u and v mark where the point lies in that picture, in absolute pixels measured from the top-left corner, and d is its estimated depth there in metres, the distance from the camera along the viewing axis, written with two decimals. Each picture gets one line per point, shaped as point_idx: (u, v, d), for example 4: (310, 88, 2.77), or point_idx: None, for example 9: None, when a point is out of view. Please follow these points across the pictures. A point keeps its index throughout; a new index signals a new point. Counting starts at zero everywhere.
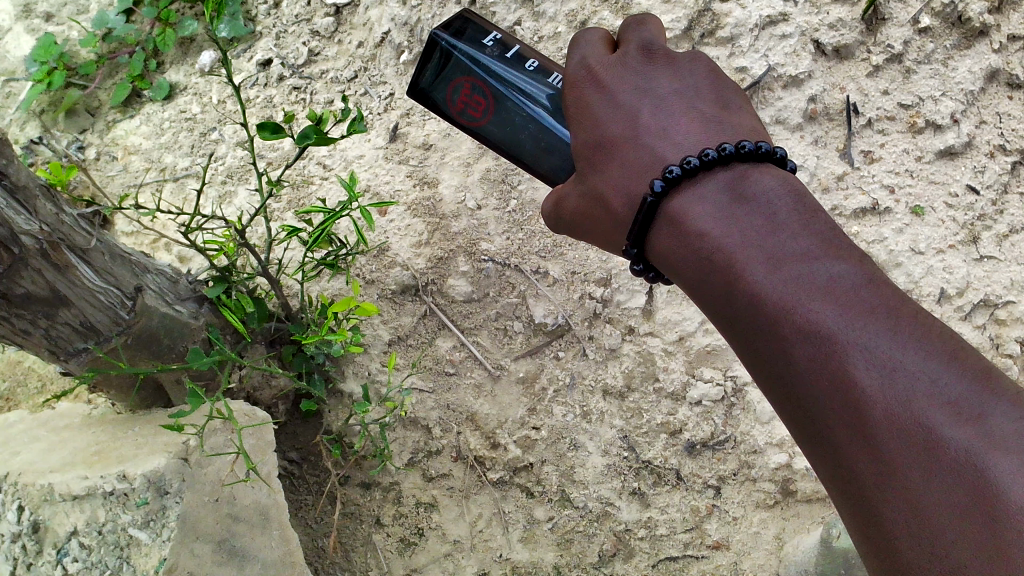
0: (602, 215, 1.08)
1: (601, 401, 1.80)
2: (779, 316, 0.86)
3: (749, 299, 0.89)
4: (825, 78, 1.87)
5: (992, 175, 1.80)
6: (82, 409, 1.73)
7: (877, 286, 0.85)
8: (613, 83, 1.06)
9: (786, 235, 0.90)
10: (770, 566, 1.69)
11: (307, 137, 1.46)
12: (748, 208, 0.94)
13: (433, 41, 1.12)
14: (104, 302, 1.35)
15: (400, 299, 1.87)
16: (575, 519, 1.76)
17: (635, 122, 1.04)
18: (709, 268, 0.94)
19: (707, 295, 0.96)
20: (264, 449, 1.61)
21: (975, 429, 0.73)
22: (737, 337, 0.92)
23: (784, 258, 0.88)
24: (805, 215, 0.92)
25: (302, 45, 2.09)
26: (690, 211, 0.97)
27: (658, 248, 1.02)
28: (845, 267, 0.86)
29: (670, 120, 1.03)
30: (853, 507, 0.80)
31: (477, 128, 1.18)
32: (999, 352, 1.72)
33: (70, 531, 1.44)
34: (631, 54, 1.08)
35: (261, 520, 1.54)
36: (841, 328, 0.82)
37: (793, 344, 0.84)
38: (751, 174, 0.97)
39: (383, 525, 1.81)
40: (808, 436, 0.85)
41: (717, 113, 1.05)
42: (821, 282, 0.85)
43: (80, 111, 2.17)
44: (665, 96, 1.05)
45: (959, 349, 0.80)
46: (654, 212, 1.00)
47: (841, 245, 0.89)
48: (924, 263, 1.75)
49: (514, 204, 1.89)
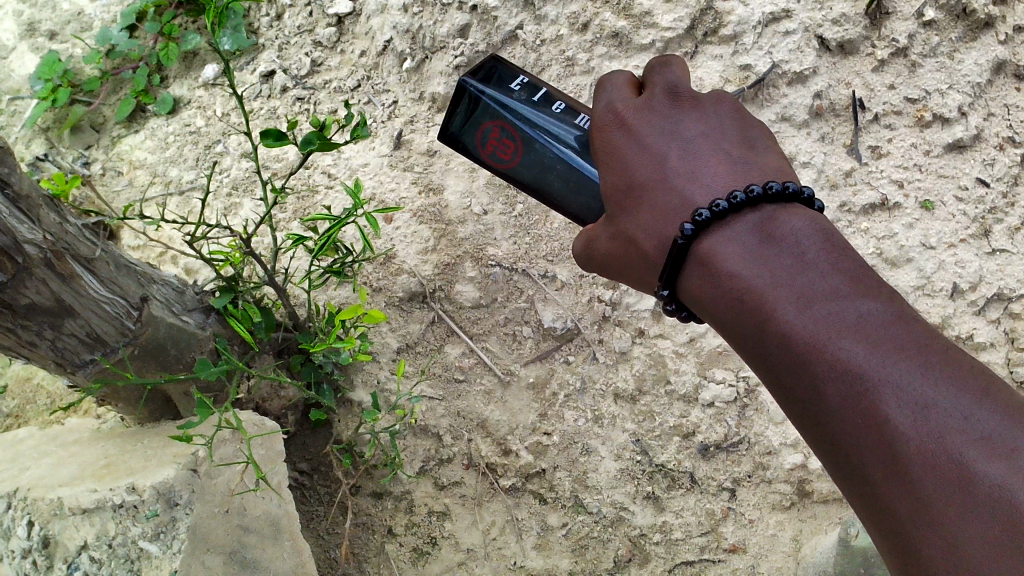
0: (634, 255, 1.05)
1: (613, 405, 1.78)
2: (809, 355, 0.85)
3: (778, 337, 0.88)
4: (830, 74, 1.86)
5: (1001, 167, 1.78)
6: (91, 424, 1.73)
7: (907, 323, 0.84)
8: (639, 125, 1.04)
9: (814, 273, 0.89)
10: (788, 568, 1.67)
11: (310, 143, 1.45)
12: (776, 247, 0.93)
13: (463, 87, 1.14)
14: (110, 313, 1.35)
15: (408, 306, 1.86)
16: (589, 524, 1.75)
17: (662, 163, 1.02)
18: (738, 306, 0.93)
19: (735, 332, 0.95)
20: (274, 459, 1.59)
21: (1010, 466, 0.73)
22: (767, 375, 0.92)
23: (812, 296, 0.88)
24: (832, 252, 0.91)
25: (305, 56, 2.08)
26: (720, 253, 0.95)
27: (690, 289, 1.00)
28: (874, 303, 0.85)
29: (698, 161, 1.01)
30: (892, 544, 0.79)
31: (507, 170, 1.17)
32: (1014, 347, 1.70)
33: (80, 545, 1.42)
34: (656, 96, 1.06)
35: (272, 531, 1.53)
36: (872, 366, 0.81)
37: (824, 383, 0.83)
38: (779, 215, 0.95)
39: (396, 535, 1.80)
40: (843, 473, 0.84)
41: (743, 154, 1.03)
42: (850, 320, 0.84)
43: (85, 127, 2.18)
44: (692, 138, 1.03)
45: (989, 384, 0.79)
46: (685, 254, 0.98)
47: (870, 282, 0.88)
48: (935, 258, 1.74)
49: (520, 208, 1.88)
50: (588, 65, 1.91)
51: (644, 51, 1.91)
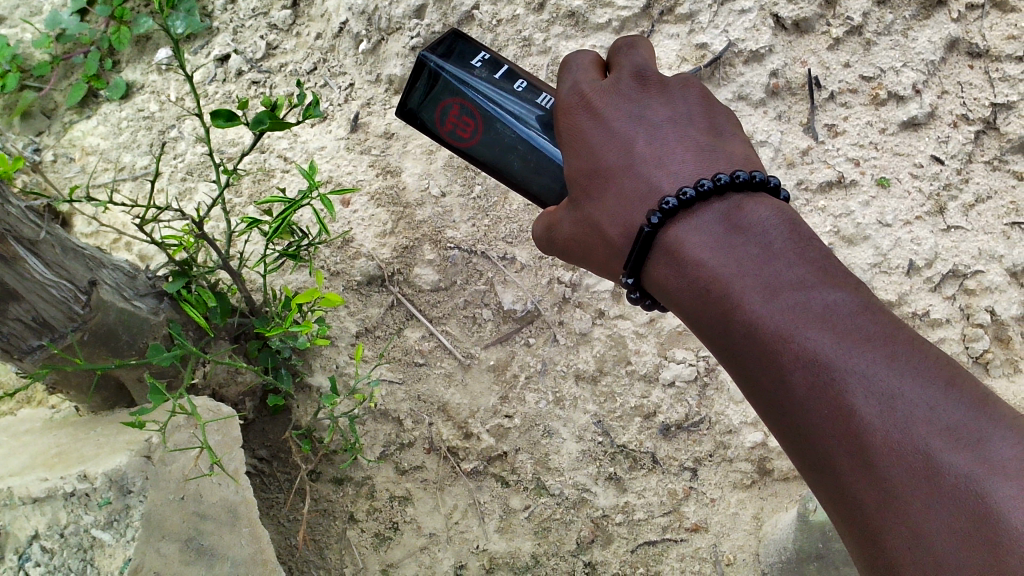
0: (597, 241, 1.04)
1: (574, 386, 1.78)
2: (774, 345, 0.85)
3: (745, 328, 0.88)
4: (785, 52, 1.87)
5: (955, 145, 1.80)
6: (44, 413, 1.70)
7: (873, 313, 0.84)
8: (605, 109, 1.04)
9: (780, 264, 0.89)
10: (749, 546, 1.69)
11: (261, 122, 1.43)
12: (743, 237, 0.92)
13: (422, 62, 1.12)
14: (57, 297, 1.32)
15: (367, 290, 1.84)
16: (551, 507, 1.74)
17: (629, 149, 1.01)
18: (705, 297, 0.92)
19: (702, 324, 0.94)
20: (230, 444, 1.58)
21: (976, 455, 0.72)
22: (734, 368, 0.91)
23: (779, 286, 0.87)
24: (798, 244, 0.91)
25: (260, 39, 2.06)
26: (687, 241, 0.95)
27: (656, 278, 0.99)
28: (841, 294, 0.85)
29: (665, 147, 1.01)
30: (857, 535, 0.79)
31: (466, 149, 1.16)
32: (970, 323, 1.70)
33: (31, 535, 1.38)
34: (623, 79, 1.05)
35: (230, 517, 1.51)
36: (838, 356, 0.81)
37: (791, 374, 0.83)
38: (746, 205, 0.95)
39: (357, 521, 1.78)
40: (809, 465, 0.84)
41: (710, 141, 1.02)
42: (816, 310, 0.84)
43: (36, 113, 2.14)
44: (659, 124, 1.02)
45: (955, 375, 0.79)
46: (651, 243, 0.97)
47: (836, 273, 0.89)
48: (892, 235, 1.75)
49: (479, 190, 1.87)
50: (544, 45, 1.91)
51: (601, 30, 1.90)
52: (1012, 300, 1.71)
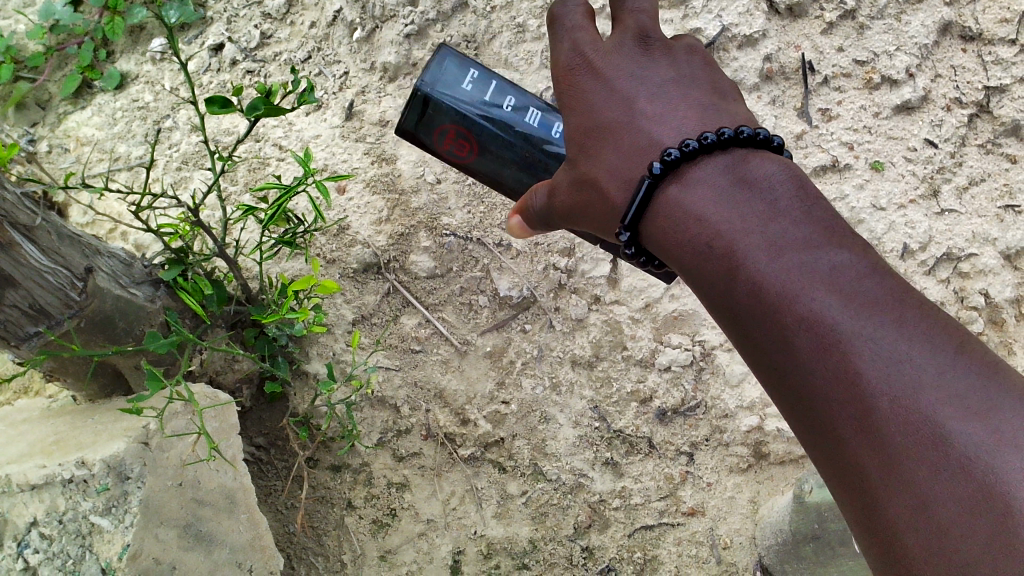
0: (594, 198, 1.03)
1: (570, 371, 1.79)
2: (780, 305, 0.84)
3: (748, 287, 0.87)
4: (779, 37, 1.86)
5: (949, 128, 1.81)
6: (41, 402, 1.70)
7: (880, 277, 0.84)
8: (608, 68, 1.04)
9: (784, 223, 0.89)
10: (747, 529, 1.73)
11: (256, 109, 1.43)
12: (745, 194, 0.92)
13: (416, 93, 1.13)
14: (53, 284, 1.32)
15: (363, 277, 1.83)
16: (548, 492, 1.76)
17: (630, 106, 1.02)
18: (705, 254, 0.92)
19: (700, 283, 0.94)
20: (228, 431, 1.58)
21: (985, 427, 0.73)
22: (732, 328, 0.91)
23: (784, 246, 0.87)
24: (803, 206, 0.91)
25: (254, 28, 2.05)
26: (688, 198, 0.95)
27: (654, 234, 0.99)
28: (847, 258, 0.85)
29: (668, 105, 1.01)
30: (853, 496, 0.79)
31: (461, 162, 1.20)
32: (964, 305, 1.71)
33: (30, 522, 1.37)
34: (625, 38, 1.06)
35: (228, 504, 1.53)
36: (846, 319, 0.81)
37: (794, 334, 0.83)
38: (749, 161, 0.95)
39: (355, 508, 1.77)
40: (807, 423, 0.83)
41: (712, 100, 1.03)
42: (823, 272, 0.84)
43: (30, 104, 2.13)
44: (663, 83, 1.03)
45: (963, 344, 0.79)
46: (651, 197, 0.97)
47: (841, 237, 0.89)
48: (886, 219, 1.76)
49: (474, 176, 1.88)
50: (538, 31, 1.93)
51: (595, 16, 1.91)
52: (1006, 283, 1.71)
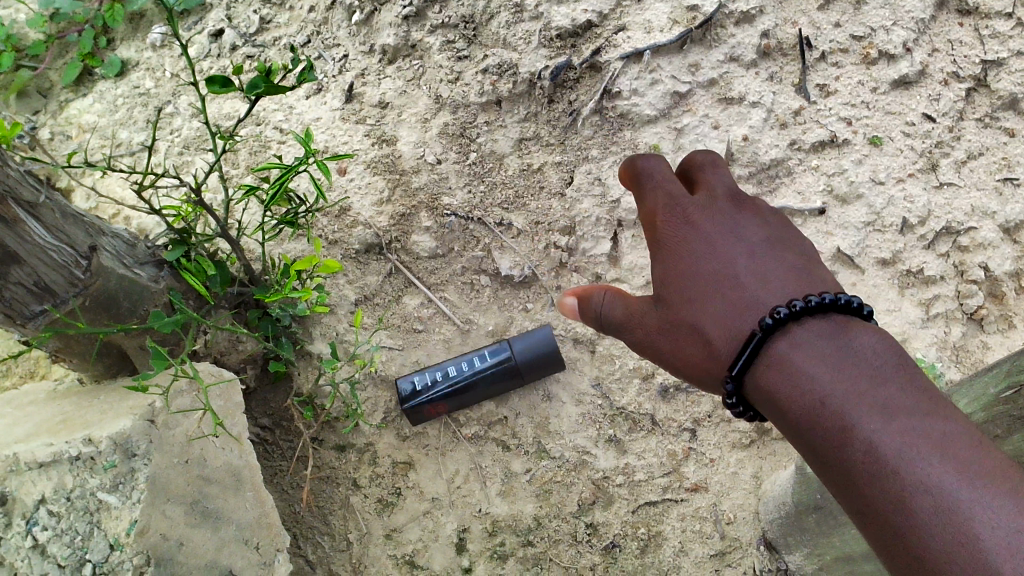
0: (696, 347, 1.05)
1: (572, 350, 1.82)
2: (886, 475, 0.80)
3: (859, 455, 0.83)
4: (777, 13, 1.87)
5: (947, 102, 1.82)
6: (47, 386, 1.72)
7: (992, 449, 0.79)
8: (702, 220, 1.12)
9: (895, 387, 0.86)
10: (749, 503, 1.74)
11: (256, 87, 1.43)
12: (851, 356, 0.91)
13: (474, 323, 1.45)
14: (58, 262, 1.33)
15: (365, 258, 1.84)
16: (552, 469, 1.77)
17: (731, 266, 1.07)
18: (817, 421, 0.88)
19: (813, 452, 0.89)
20: (232, 409, 1.61)
21: None
22: (847, 505, 0.84)
23: (895, 409, 0.83)
24: (913, 373, 0.88)
25: (253, 13, 2.06)
26: (791, 358, 0.94)
27: (762, 390, 0.96)
28: (958, 427, 0.81)
29: (769, 272, 1.05)
30: None
31: None
32: (964, 279, 1.73)
33: (38, 499, 1.36)
34: (719, 200, 1.16)
35: (234, 482, 1.57)
36: (961, 487, 0.75)
37: (907, 502, 0.77)
38: (853, 329, 0.95)
39: (360, 487, 1.78)
40: None
41: (805, 265, 1.07)
42: (935, 438, 0.79)
43: (32, 92, 2.14)
44: (759, 246, 1.09)
45: None
46: (756, 355, 0.97)
47: (952, 407, 0.84)
48: (885, 193, 1.77)
49: (474, 156, 1.89)
50: (536, 11, 1.92)
51: None
52: (1004, 257, 1.72)
